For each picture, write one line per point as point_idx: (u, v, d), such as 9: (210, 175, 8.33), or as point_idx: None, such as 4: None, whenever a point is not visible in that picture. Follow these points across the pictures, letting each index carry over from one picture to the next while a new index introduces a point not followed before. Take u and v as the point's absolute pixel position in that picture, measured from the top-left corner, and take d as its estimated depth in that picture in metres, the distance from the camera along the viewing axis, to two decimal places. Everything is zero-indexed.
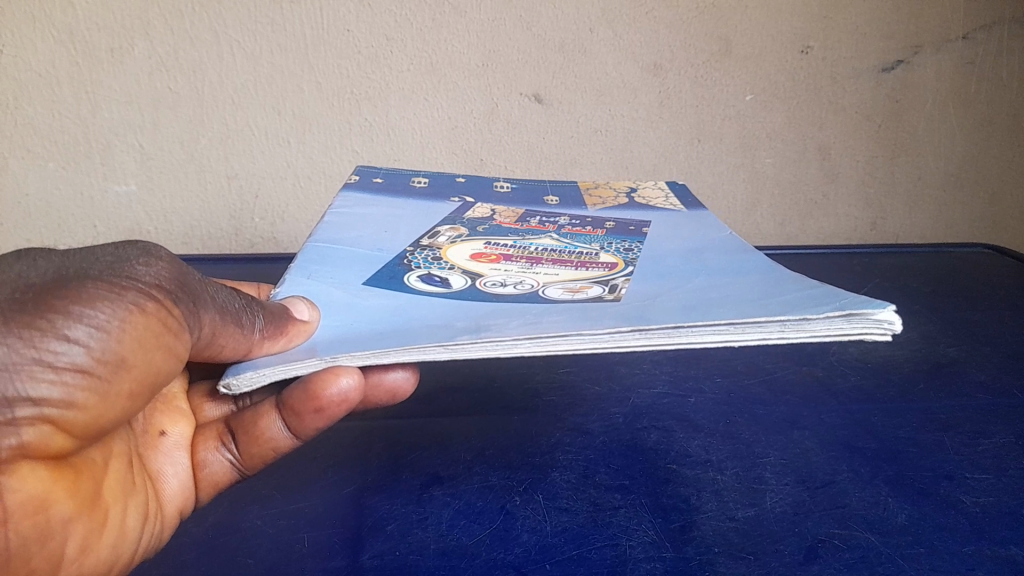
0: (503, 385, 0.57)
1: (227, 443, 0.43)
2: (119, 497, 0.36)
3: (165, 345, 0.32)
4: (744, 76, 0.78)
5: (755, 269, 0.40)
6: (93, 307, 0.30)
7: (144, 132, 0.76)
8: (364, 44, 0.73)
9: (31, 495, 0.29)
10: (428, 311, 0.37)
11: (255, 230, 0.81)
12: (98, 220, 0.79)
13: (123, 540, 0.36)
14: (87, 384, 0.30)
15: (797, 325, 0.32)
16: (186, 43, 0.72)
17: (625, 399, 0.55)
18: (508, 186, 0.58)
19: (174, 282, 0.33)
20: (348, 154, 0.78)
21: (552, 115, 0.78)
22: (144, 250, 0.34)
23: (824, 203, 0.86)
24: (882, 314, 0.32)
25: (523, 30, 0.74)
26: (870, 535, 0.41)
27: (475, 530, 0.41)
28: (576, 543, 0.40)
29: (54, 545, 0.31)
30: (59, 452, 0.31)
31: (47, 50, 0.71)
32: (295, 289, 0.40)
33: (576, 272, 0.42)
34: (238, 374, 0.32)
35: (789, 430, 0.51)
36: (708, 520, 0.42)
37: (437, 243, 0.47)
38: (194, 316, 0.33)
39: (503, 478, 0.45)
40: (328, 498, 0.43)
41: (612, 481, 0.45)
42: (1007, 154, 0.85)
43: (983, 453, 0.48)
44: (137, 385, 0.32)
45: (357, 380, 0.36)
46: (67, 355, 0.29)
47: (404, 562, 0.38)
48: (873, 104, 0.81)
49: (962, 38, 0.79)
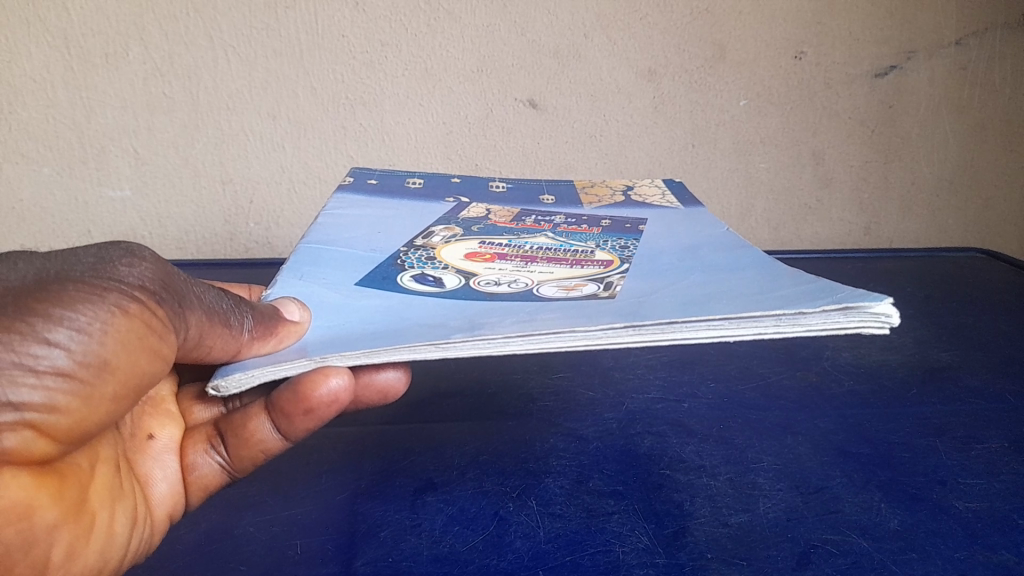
0: (498, 391, 0.56)
1: (216, 445, 0.42)
2: (106, 502, 0.36)
3: (149, 347, 0.32)
4: (738, 81, 0.78)
5: (751, 266, 0.40)
6: (74, 309, 0.29)
7: (139, 137, 0.76)
8: (358, 49, 0.73)
9: (16, 501, 0.28)
10: (421, 310, 0.36)
11: (251, 235, 0.81)
12: (92, 225, 0.79)
13: (110, 546, 0.35)
14: (71, 387, 0.29)
15: (793, 320, 0.32)
16: (180, 48, 0.72)
17: (619, 403, 0.55)
18: (503, 185, 0.58)
19: (158, 283, 0.33)
20: (342, 159, 0.78)
21: (547, 120, 0.78)
22: (127, 251, 0.33)
23: (819, 207, 0.86)
24: (879, 307, 0.32)
25: (518, 36, 0.74)
26: (864, 540, 0.40)
27: (469, 536, 0.40)
28: (570, 549, 0.39)
29: (39, 551, 0.30)
30: (42, 456, 0.30)
31: (42, 54, 0.71)
32: (287, 290, 0.39)
33: (571, 270, 0.42)
34: (227, 376, 0.32)
35: (784, 435, 0.50)
36: (701, 525, 0.42)
37: (431, 243, 0.47)
38: (179, 317, 0.33)
39: (497, 484, 0.45)
40: (323, 503, 0.42)
41: (606, 487, 0.45)
42: (1001, 159, 0.86)
43: (977, 457, 0.48)
44: (122, 388, 0.32)
45: (347, 380, 0.35)
46: (48, 359, 0.28)
47: (396, 568, 0.38)
48: (867, 109, 0.81)
49: (955, 44, 0.79)
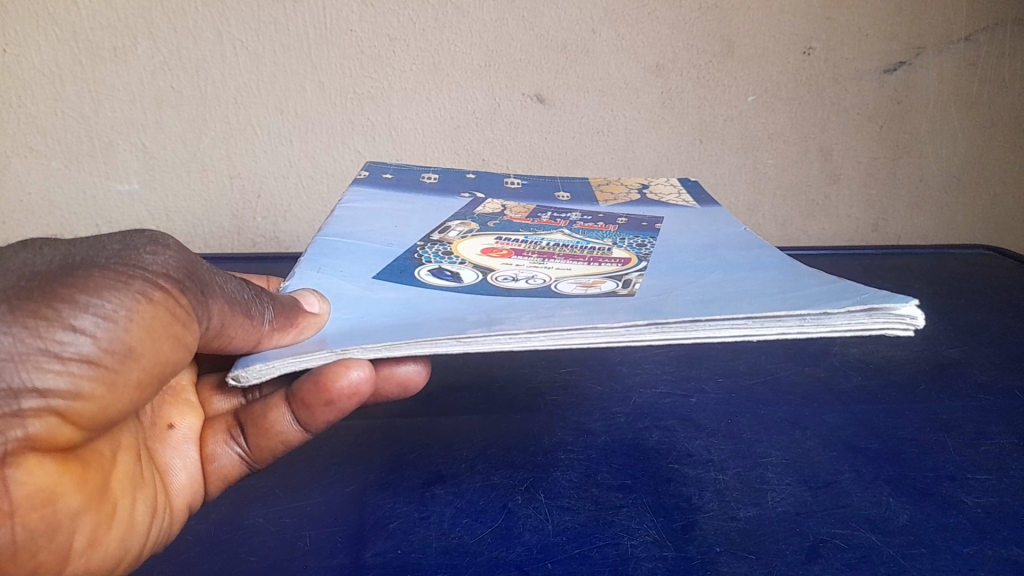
0: (506, 385, 0.57)
1: (235, 435, 0.43)
2: (127, 490, 0.36)
3: (172, 335, 0.32)
4: (745, 77, 0.78)
5: (771, 266, 0.40)
6: (99, 296, 0.29)
7: (147, 131, 0.76)
8: (366, 43, 0.73)
9: (39, 488, 0.29)
10: (441, 304, 0.37)
11: (257, 229, 0.81)
12: (100, 218, 0.79)
13: (130, 535, 0.35)
14: (96, 374, 0.30)
15: (817, 320, 0.33)
16: (189, 42, 0.72)
17: (627, 398, 0.55)
18: (518, 181, 0.58)
19: (181, 271, 0.33)
20: (350, 153, 0.78)
21: (554, 115, 0.78)
22: (151, 238, 0.33)
23: (825, 204, 0.86)
24: (904, 309, 0.32)
25: (526, 31, 0.74)
26: (872, 535, 0.41)
27: (478, 528, 0.41)
28: (578, 542, 0.40)
29: (62, 538, 0.31)
30: (66, 443, 0.30)
31: (51, 48, 0.71)
32: (305, 283, 0.40)
33: (588, 267, 0.42)
34: (248, 366, 0.32)
35: (791, 430, 0.51)
36: (710, 519, 0.42)
37: (448, 238, 0.47)
38: (202, 306, 0.33)
39: (506, 477, 0.45)
40: (333, 496, 0.43)
41: (615, 480, 0.45)
42: (1007, 157, 0.86)
43: (984, 454, 0.48)
44: (145, 375, 0.32)
45: (367, 372, 0.36)
46: (74, 345, 0.29)
47: (407, 560, 0.38)
48: (875, 106, 0.81)
49: (965, 40, 0.79)
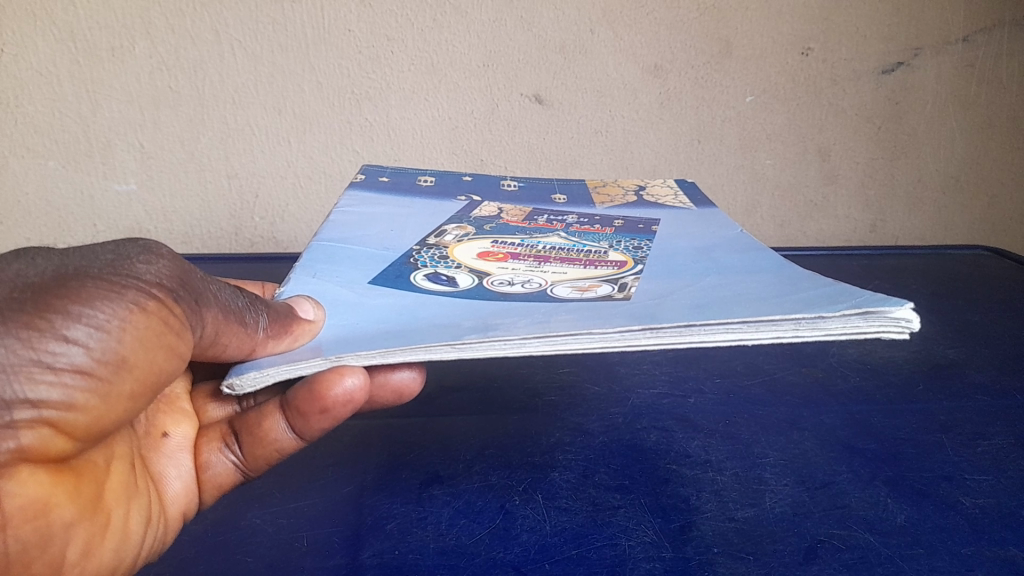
0: (504, 386, 0.57)
1: (230, 444, 0.42)
2: (121, 499, 0.36)
3: (166, 344, 0.32)
4: (744, 77, 0.78)
5: (767, 269, 0.40)
6: (92, 306, 0.29)
7: (145, 131, 0.75)
8: (364, 44, 0.73)
9: (32, 500, 0.29)
10: (435, 310, 0.36)
11: (255, 229, 0.80)
12: (98, 219, 0.79)
13: (124, 543, 0.35)
14: (89, 385, 0.29)
15: (812, 324, 0.32)
16: (187, 42, 0.72)
17: (625, 399, 0.55)
18: (515, 184, 0.58)
19: (175, 280, 0.33)
20: (348, 154, 0.78)
21: (552, 115, 0.78)
22: (144, 247, 0.33)
23: (824, 204, 0.86)
24: (900, 311, 0.32)
25: (524, 31, 0.74)
26: (870, 535, 0.41)
27: (476, 529, 0.41)
28: (576, 543, 0.40)
29: (55, 548, 0.31)
30: (59, 454, 0.30)
31: (49, 49, 0.71)
32: (300, 288, 0.39)
33: (584, 270, 0.42)
34: (242, 373, 0.32)
35: (789, 430, 0.51)
36: (707, 520, 0.42)
37: (444, 242, 0.47)
38: (195, 315, 0.33)
39: (504, 477, 0.45)
40: (330, 497, 0.43)
41: (612, 481, 0.45)
42: (1006, 156, 0.86)
43: (982, 454, 0.48)
44: (139, 385, 0.32)
45: (362, 380, 0.36)
46: (67, 356, 0.28)
47: (404, 561, 0.38)
48: (874, 105, 0.81)
49: (963, 41, 0.79)
